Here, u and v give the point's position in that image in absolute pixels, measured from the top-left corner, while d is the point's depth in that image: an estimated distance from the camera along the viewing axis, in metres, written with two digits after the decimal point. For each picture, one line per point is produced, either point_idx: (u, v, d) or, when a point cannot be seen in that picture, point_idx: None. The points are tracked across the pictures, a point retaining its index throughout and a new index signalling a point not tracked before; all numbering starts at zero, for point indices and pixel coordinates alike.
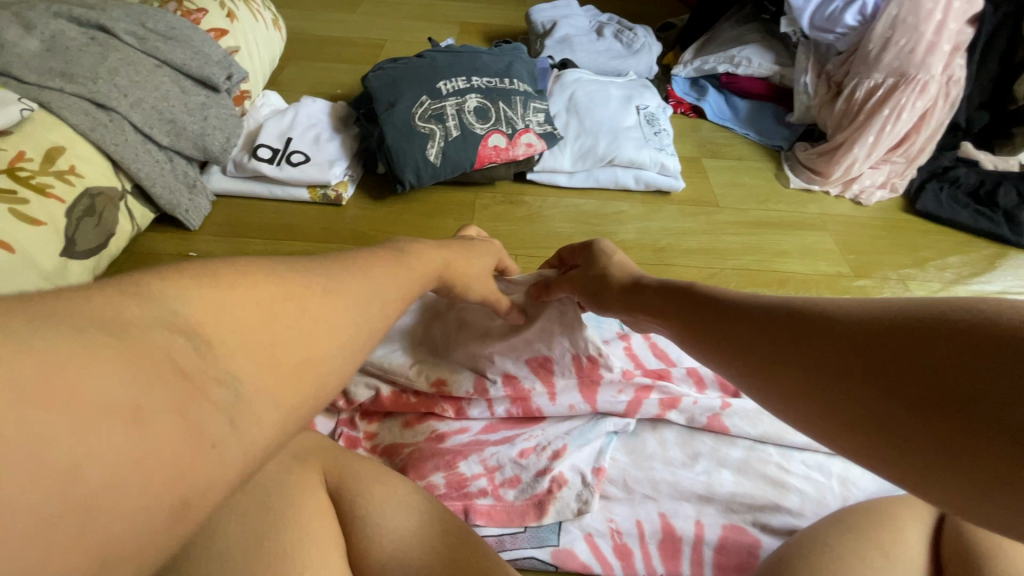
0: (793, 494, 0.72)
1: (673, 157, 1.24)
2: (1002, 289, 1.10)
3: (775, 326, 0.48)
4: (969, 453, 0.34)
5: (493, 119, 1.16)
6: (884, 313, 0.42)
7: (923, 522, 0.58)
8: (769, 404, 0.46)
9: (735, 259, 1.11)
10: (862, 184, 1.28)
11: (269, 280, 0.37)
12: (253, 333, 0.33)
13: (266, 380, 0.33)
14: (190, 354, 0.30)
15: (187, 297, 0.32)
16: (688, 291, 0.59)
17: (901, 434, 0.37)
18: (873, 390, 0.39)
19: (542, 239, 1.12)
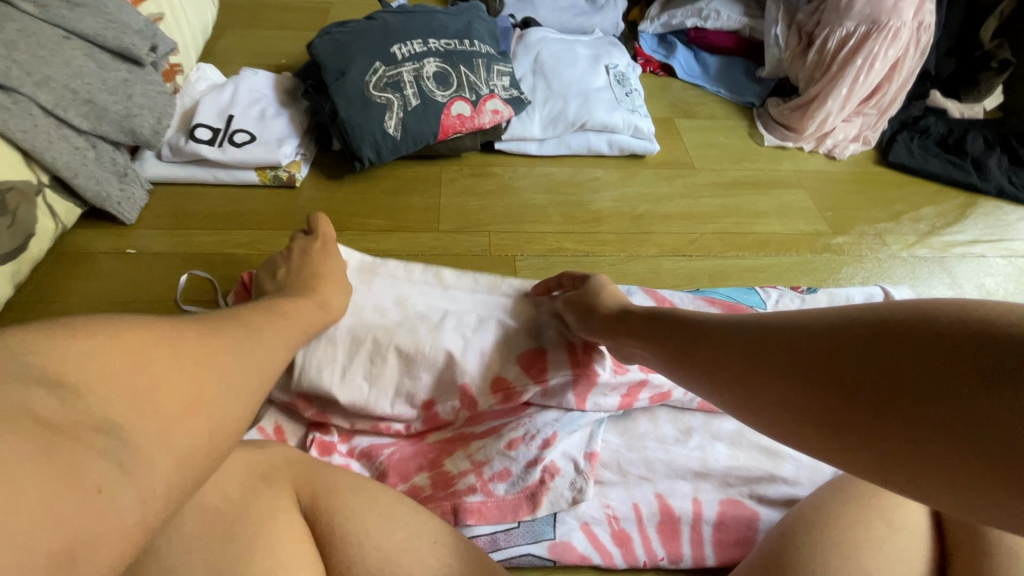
0: (788, 462, 0.72)
1: (646, 118, 1.19)
2: (973, 238, 1.11)
3: (745, 340, 0.49)
4: (941, 444, 0.36)
5: (455, 85, 1.07)
6: (840, 317, 0.44)
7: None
8: (758, 420, 0.47)
9: (715, 223, 1.07)
10: (836, 138, 1.25)
11: (142, 330, 0.42)
12: (129, 381, 0.39)
13: (151, 425, 0.39)
14: (54, 406, 0.36)
15: (44, 352, 0.37)
16: (670, 314, 0.59)
17: (875, 433, 0.39)
18: (843, 402, 0.41)
19: (513, 213, 1.06)
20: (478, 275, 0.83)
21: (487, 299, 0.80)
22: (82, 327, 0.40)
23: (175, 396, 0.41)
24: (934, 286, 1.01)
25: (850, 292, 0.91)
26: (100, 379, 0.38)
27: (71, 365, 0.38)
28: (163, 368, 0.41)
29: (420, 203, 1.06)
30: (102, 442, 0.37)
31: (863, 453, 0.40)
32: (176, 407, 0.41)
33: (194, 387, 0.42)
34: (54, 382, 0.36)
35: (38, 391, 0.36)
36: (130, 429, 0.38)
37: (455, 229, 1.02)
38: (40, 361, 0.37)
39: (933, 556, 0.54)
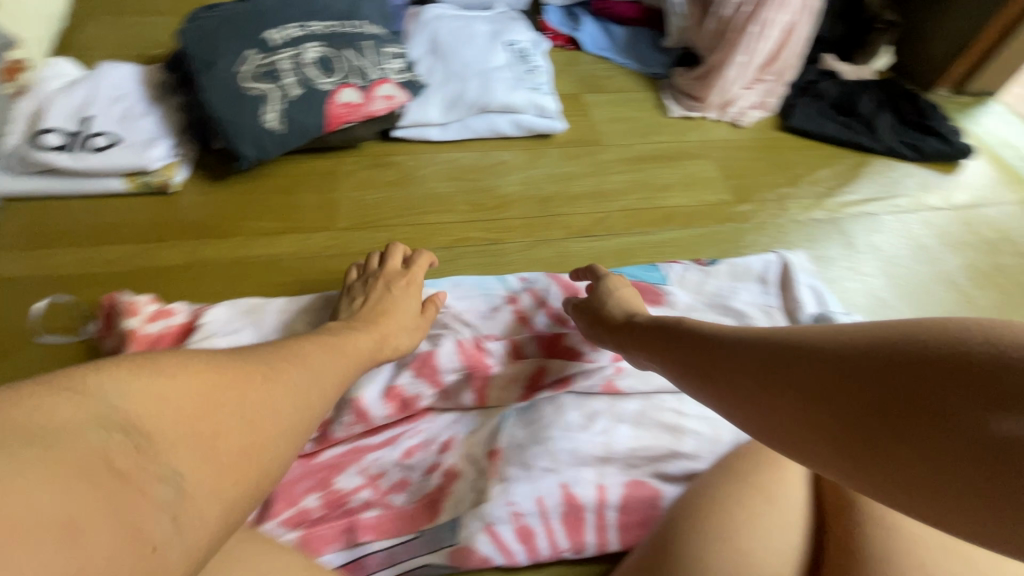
0: (688, 437, 0.73)
1: (550, 96, 1.16)
2: (864, 198, 1.15)
3: (755, 357, 0.49)
4: (950, 464, 0.34)
5: (340, 71, 1.00)
6: (838, 334, 0.44)
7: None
8: (766, 433, 0.47)
9: (622, 200, 1.07)
10: (738, 106, 1.27)
11: (212, 372, 0.47)
12: (196, 428, 0.43)
13: (206, 475, 0.42)
14: (128, 452, 0.39)
15: (123, 395, 0.41)
16: (682, 327, 0.60)
17: (882, 452, 0.38)
18: (848, 419, 0.40)
19: (416, 204, 1.02)
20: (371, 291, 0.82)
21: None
22: (164, 367, 0.45)
23: (228, 448, 0.44)
24: (830, 247, 1.05)
25: (749, 261, 0.93)
26: (169, 425, 0.42)
27: (149, 410, 0.42)
28: (224, 416, 0.45)
29: (314, 200, 0.99)
30: (161, 491, 0.39)
31: (875, 472, 0.38)
32: (227, 454, 0.44)
33: (248, 438, 0.46)
34: (130, 427, 0.40)
35: (116, 437, 0.39)
36: (186, 477, 0.41)
37: (352, 226, 0.97)
38: (122, 406, 0.41)
39: (810, 528, 0.55)
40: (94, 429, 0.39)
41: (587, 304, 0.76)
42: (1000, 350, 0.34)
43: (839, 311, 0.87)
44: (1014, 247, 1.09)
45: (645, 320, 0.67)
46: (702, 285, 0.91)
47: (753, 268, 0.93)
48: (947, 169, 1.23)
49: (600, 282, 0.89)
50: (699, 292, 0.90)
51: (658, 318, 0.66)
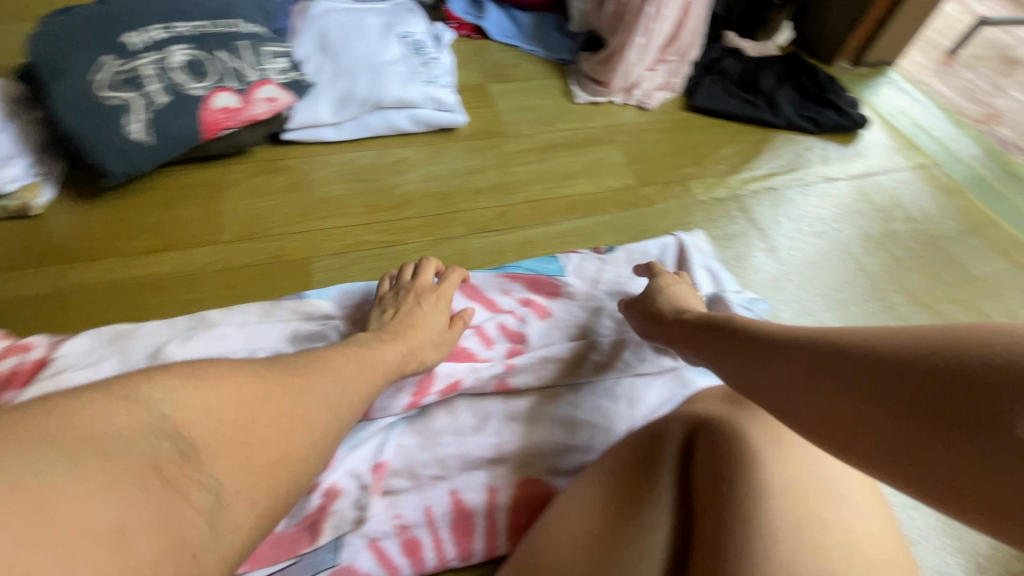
0: (582, 430, 0.74)
1: (448, 89, 1.13)
2: (767, 172, 1.17)
3: (798, 353, 0.48)
4: (1005, 468, 0.33)
5: (214, 74, 0.94)
6: (896, 330, 0.43)
7: (672, 445, 0.60)
8: (799, 429, 0.46)
9: (525, 191, 1.05)
10: (643, 89, 1.27)
11: (251, 379, 0.47)
12: (233, 435, 0.43)
13: (242, 482, 0.41)
14: (175, 459, 0.39)
15: (171, 400, 0.41)
16: (727, 324, 0.60)
17: (928, 453, 0.37)
18: (893, 419, 0.39)
19: (310, 209, 0.98)
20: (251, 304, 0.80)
21: (261, 328, 0.77)
22: (211, 378, 0.45)
23: (265, 458, 0.44)
24: (732, 225, 1.06)
25: (647, 246, 0.94)
26: (214, 433, 0.42)
27: (196, 419, 0.41)
28: (264, 428, 0.45)
29: (199, 213, 0.94)
30: (201, 498, 0.39)
31: (918, 473, 0.38)
32: (261, 462, 0.43)
33: (282, 447, 0.45)
34: (176, 435, 0.40)
35: (164, 443, 0.39)
36: (225, 487, 0.40)
37: (238, 238, 0.92)
38: (170, 411, 0.41)
39: (676, 521, 0.55)
40: (145, 436, 0.38)
41: (642, 303, 0.77)
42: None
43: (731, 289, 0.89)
44: (905, 214, 1.13)
45: (692, 319, 0.66)
46: (600, 272, 0.90)
47: (651, 252, 0.94)
48: (845, 140, 1.27)
49: (498, 277, 0.87)
50: (598, 280, 0.89)
51: (708, 314, 0.66)
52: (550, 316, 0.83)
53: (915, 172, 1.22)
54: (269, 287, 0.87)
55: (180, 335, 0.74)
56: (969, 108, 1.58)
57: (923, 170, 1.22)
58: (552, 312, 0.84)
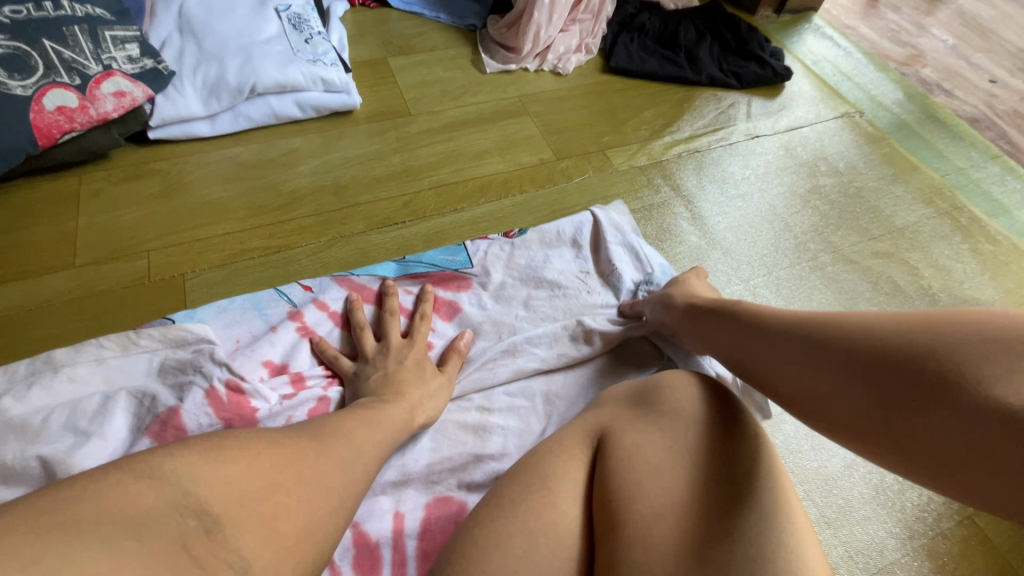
0: (495, 436, 0.69)
1: (336, 66, 1.00)
2: (690, 134, 1.11)
3: (801, 339, 0.54)
4: (974, 441, 0.42)
5: (41, 69, 0.80)
6: (879, 320, 0.50)
7: (575, 466, 0.51)
8: (799, 409, 0.53)
9: (431, 175, 0.96)
10: (557, 53, 1.18)
11: (273, 447, 0.45)
12: (253, 504, 0.40)
13: (268, 557, 0.39)
14: (202, 538, 0.37)
15: (197, 478, 0.39)
16: (731, 308, 0.63)
17: (914, 426, 0.45)
18: (888, 398, 0.47)
19: (184, 218, 0.86)
20: (105, 339, 0.67)
21: (121, 363, 0.66)
22: (233, 447, 0.42)
23: (288, 529, 0.41)
24: (655, 194, 1.00)
25: (561, 225, 0.89)
26: (237, 506, 0.39)
27: (219, 494, 0.39)
28: (286, 496, 0.42)
29: (49, 233, 0.81)
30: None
31: (903, 444, 0.46)
32: (283, 529, 0.41)
33: (305, 514, 0.43)
34: (203, 512, 0.38)
35: (192, 522, 0.37)
36: (253, 563, 0.38)
37: (98, 259, 0.80)
38: (196, 489, 0.38)
39: (582, 557, 0.47)
40: (172, 515, 0.36)
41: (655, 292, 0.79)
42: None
43: (642, 267, 0.86)
44: (831, 166, 1.09)
45: (681, 302, 0.71)
46: (511, 259, 0.85)
47: (566, 232, 0.89)
48: (770, 93, 1.21)
49: (398, 278, 0.80)
50: (508, 262, 0.84)
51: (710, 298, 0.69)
52: (457, 316, 0.78)
53: (839, 121, 1.18)
54: (138, 314, 0.76)
55: (19, 385, 0.62)
56: (893, 50, 1.56)
57: (847, 119, 1.19)
58: (459, 310, 0.78)
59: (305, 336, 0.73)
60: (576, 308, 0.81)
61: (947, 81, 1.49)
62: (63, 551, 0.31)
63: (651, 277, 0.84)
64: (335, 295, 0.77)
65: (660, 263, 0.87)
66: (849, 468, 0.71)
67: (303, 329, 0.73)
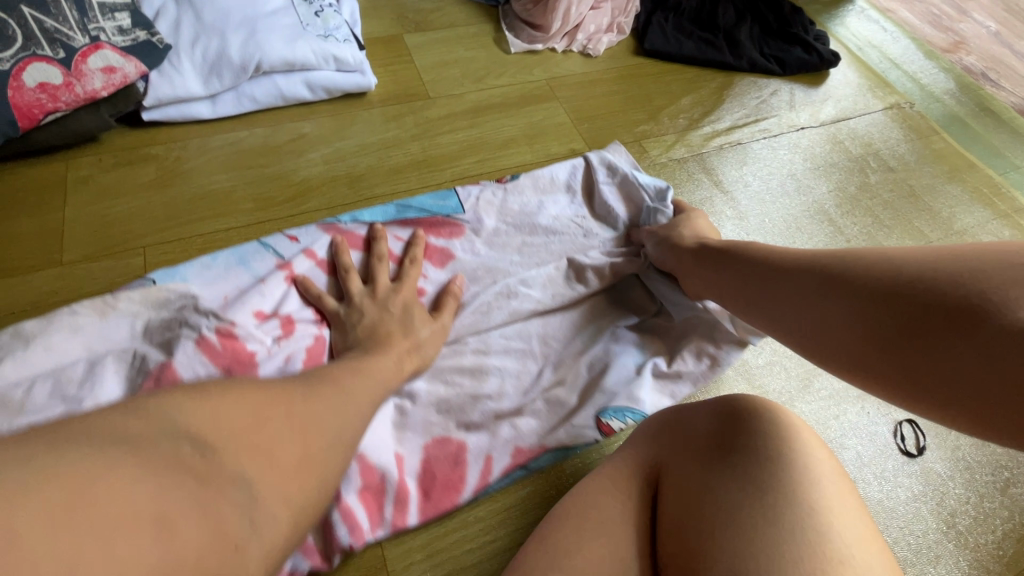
0: (491, 377, 0.67)
1: (348, 43, 0.92)
2: (731, 125, 1.02)
3: (813, 281, 0.56)
4: (976, 370, 0.43)
5: (19, 39, 0.71)
6: (905, 261, 0.51)
7: (619, 496, 0.51)
8: (809, 348, 0.55)
9: (453, 166, 0.88)
10: (587, 32, 1.09)
11: (254, 389, 0.40)
12: (249, 433, 0.37)
13: (273, 478, 0.36)
14: (199, 460, 0.33)
15: (185, 410, 0.36)
16: (744, 252, 0.65)
17: (917, 359, 0.47)
18: (895, 333, 0.48)
19: (182, 210, 0.78)
20: (77, 304, 0.60)
21: (100, 328, 0.60)
22: (215, 390, 0.38)
23: (287, 454, 0.38)
24: (695, 190, 0.92)
25: (555, 170, 0.84)
26: (229, 433, 0.36)
27: (209, 424, 0.35)
28: (279, 427, 0.39)
29: (31, 227, 0.73)
30: (237, 495, 0.34)
31: (906, 376, 0.47)
32: (284, 459, 0.37)
33: (302, 445, 0.39)
34: (197, 438, 0.34)
35: (186, 447, 0.33)
36: (258, 481, 0.35)
37: (90, 255, 0.72)
38: (186, 421, 0.35)
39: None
40: (164, 440, 0.33)
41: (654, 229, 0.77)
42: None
43: (645, 198, 0.82)
44: (881, 162, 1.01)
45: (689, 243, 0.71)
46: (505, 204, 0.80)
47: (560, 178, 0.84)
48: (814, 81, 1.13)
49: (389, 223, 0.76)
50: (503, 209, 0.80)
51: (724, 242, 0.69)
52: (450, 263, 0.74)
53: (888, 112, 1.10)
54: None
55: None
56: (936, 36, 1.46)
57: (896, 110, 1.11)
58: (450, 258, 0.75)
59: (294, 283, 0.68)
60: (574, 250, 0.79)
61: (993, 70, 1.40)
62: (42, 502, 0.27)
63: (656, 210, 0.80)
64: (323, 241, 0.73)
65: (662, 193, 0.82)
66: (918, 499, 0.65)
67: (292, 276, 0.68)
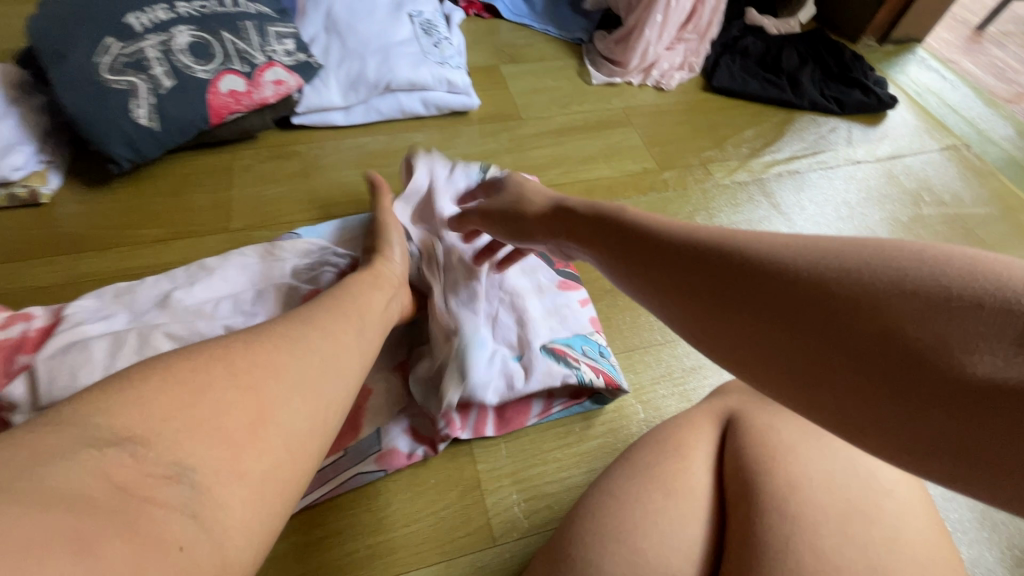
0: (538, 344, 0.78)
1: (459, 70, 1.09)
2: (790, 155, 1.13)
3: (722, 271, 0.43)
4: (924, 411, 0.32)
5: (219, 57, 0.91)
6: (812, 246, 0.39)
7: (706, 437, 0.56)
8: (715, 357, 0.42)
9: (540, 175, 1.02)
10: (661, 69, 1.23)
11: (197, 368, 0.40)
12: (185, 427, 0.37)
13: (221, 472, 0.37)
14: (127, 463, 0.34)
15: (111, 411, 0.36)
16: (649, 236, 0.52)
17: (848, 386, 0.34)
18: (817, 347, 0.36)
19: (320, 195, 0.95)
20: (244, 249, 0.81)
21: (260, 266, 0.80)
22: (175, 372, 0.40)
23: (239, 433, 0.39)
24: (755, 210, 1.02)
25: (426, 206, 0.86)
26: (163, 422, 0.36)
27: (137, 420, 0.36)
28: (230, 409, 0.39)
29: (204, 199, 0.92)
30: (175, 494, 0.34)
31: (828, 404, 0.35)
32: (239, 434, 0.39)
33: (254, 408, 0.41)
34: (125, 439, 0.35)
35: (107, 452, 0.34)
36: (199, 475, 0.36)
37: (248, 226, 0.90)
38: (108, 422, 0.35)
39: (711, 522, 0.50)
40: (82, 449, 0.33)
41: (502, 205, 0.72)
42: (1013, 288, 0.31)
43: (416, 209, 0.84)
44: (935, 197, 1.09)
45: (545, 206, 0.68)
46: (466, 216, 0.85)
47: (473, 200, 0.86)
48: (871, 121, 1.22)
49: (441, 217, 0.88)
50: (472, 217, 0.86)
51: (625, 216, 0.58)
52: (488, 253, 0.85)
53: (945, 153, 1.17)
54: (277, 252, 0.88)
55: (184, 283, 0.76)
56: (1000, 88, 1.52)
57: (953, 152, 1.18)
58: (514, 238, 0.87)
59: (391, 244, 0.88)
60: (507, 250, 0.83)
61: None
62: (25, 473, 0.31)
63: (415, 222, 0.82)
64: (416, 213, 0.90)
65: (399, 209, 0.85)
66: (955, 492, 0.71)
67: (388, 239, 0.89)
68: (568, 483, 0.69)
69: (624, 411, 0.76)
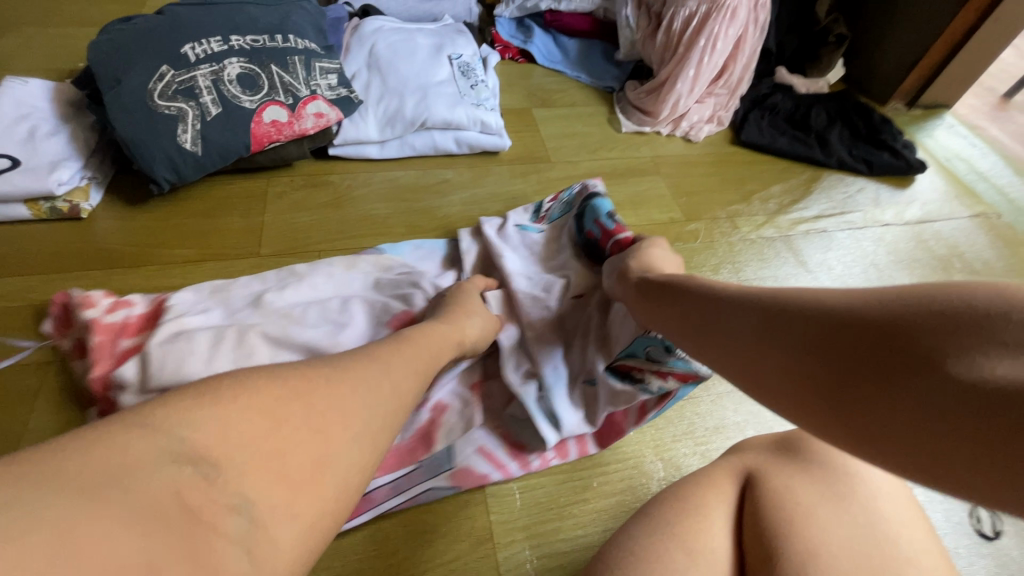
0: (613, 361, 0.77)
1: (494, 112, 1.12)
2: (816, 214, 1.12)
3: (763, 313, 0.49)
4: (936, 421, 0.35)
5: (265, 88, 0.94)
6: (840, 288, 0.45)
7: (724, 497, 0.53)
8: (757, 389, 0.48)
9: None
10: (690, 121, 1.25)
11: (274, 391, 0.38)
12: (259, 449, 0.35)
13: (279, 504, 0.34)
14: (200, 485, 0.32)
15: (197, 424, 0.34)
16: (708, 291, 0.58)
17: (867, 406, 0.39)
18: (840, 369, 0.41)
19: (350, 228, 0.96)
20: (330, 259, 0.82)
21: (346, 277, 0.81)
22: (251, 385, 0.37)
23: (299, 465, 0.36)
24: (779, 266, 1.02)
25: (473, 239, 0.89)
26: (242, 448, 0.34)
27: (216, 439, 0.34)
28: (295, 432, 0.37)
29: (239, 223, 0.93)
30: (234, 525, 0.32)
31: (853, 424, 0.39)
32: (297, 471, 0.36)
33: (319, 449, 0.37)
34: (200, 460, 0.33)
35: (186, 471, 0.32)
36: (258, 507, 0.33)
37: (278, 253, 0.91)
38: (194, 435, 0.33)
39: None
40: (166, 466, 0.32)
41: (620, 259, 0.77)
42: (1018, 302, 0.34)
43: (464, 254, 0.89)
44: (966, 264, 1.07)
45: (635, 279, 0.71)
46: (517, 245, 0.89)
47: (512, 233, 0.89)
48: (900, 183, 1.22)
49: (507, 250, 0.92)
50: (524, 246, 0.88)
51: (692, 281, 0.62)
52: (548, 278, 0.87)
53: (975, 220, 1.16)
54: None
55: (275, 285, 0.78)
56: None
57: (983, 219, 1.17)
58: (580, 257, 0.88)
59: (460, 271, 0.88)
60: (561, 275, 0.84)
61: None
62: (107, 468, 0.30)
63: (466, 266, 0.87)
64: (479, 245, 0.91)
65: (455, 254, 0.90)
66: None
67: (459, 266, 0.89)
68: (585, 540, 0.67)
69: (644, 468, 0.74)
